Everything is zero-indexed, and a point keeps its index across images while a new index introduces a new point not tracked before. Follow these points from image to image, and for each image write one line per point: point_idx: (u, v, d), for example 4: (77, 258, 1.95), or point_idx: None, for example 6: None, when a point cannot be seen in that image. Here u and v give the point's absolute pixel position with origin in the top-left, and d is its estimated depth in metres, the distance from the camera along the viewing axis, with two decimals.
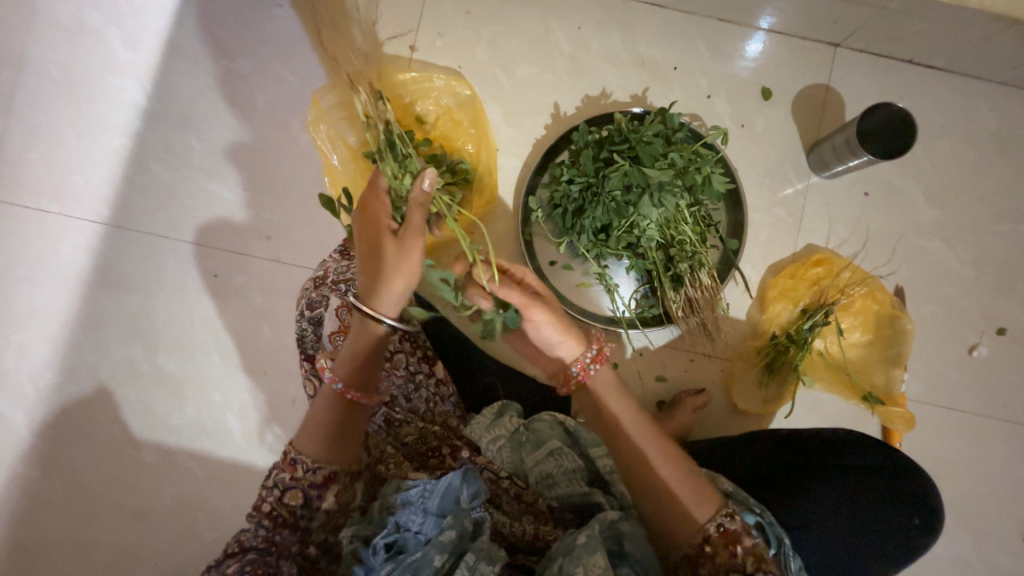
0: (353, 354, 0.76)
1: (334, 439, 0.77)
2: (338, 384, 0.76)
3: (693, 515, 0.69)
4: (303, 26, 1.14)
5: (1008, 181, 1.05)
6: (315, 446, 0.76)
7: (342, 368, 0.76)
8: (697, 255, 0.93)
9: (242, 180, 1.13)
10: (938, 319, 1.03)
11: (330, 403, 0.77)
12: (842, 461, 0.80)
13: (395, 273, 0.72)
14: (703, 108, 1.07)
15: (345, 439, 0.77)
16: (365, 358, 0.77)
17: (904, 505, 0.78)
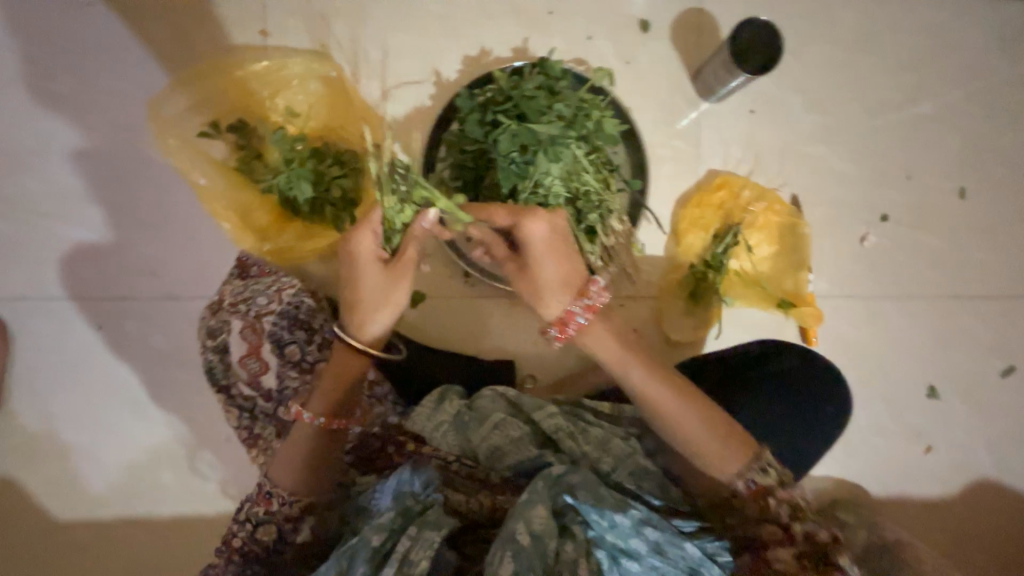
0: (327, 389, 0.79)
1: (308, 476, 0.79)
2: (319, 417, 0.77)
3: (717, 466, 0.75)
4: (128, 25, 0.98)
5: (872, 77, 1.11)
6: (290, 480, 0.78)
7: (318, 405, 0.77)
8: (603, 203, 0.93)
9: (103, 216, 0.99)
10: (831, 218, 1.11)
11: (304, 438, 0.77)
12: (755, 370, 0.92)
13: (376, 302, 0.77)
14: (587, 51, 1.05)
15: (318, 474, 0.79)
16: (342, 394, 0.79)
17: (805, 395, 0.92)
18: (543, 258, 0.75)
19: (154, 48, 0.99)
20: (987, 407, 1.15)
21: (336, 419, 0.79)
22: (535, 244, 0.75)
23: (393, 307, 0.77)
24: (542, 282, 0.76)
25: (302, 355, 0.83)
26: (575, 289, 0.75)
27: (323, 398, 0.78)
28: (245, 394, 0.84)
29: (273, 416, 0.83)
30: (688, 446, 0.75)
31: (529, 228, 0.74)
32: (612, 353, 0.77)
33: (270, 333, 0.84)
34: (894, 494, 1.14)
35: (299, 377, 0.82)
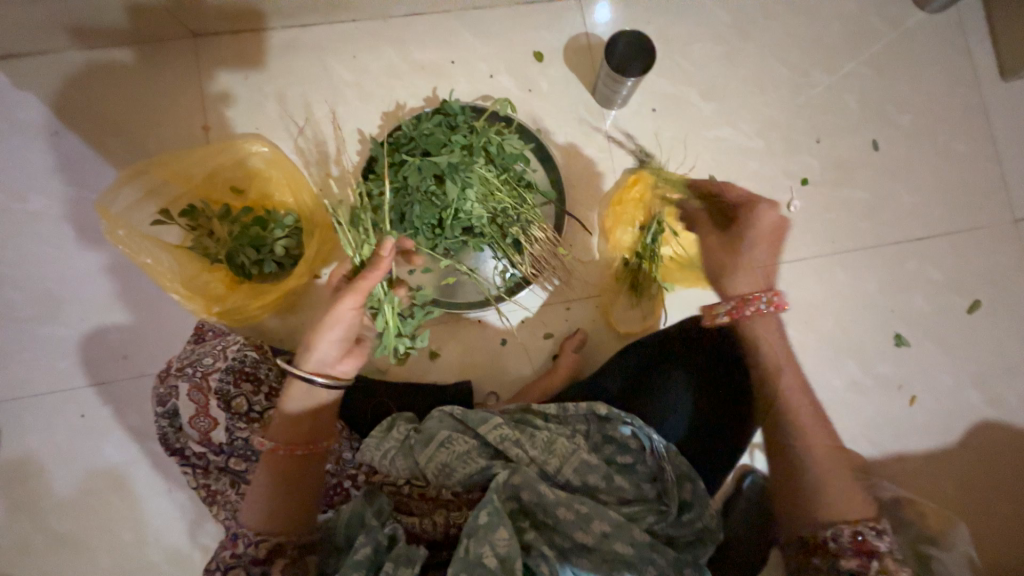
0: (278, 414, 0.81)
1: (273, 508, 0.77)
2: (265, 442, 0.79)
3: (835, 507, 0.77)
4: (89, 143, 1.13)
5: (760, 59, 1.20)
6: (258, 516, 0.76)
7: (275, 430, 0.80)
8: (522, 216, 1.00)
9: (78, 312, 1.09)
10: (752, 191, 1.15)
11: (261, 468, 0.79)
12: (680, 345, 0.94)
13: (319, 328, 0.78)
14: (490, 87, 1.16)
15: (286, 504, 0.78)
16: (297, 419, 0.81)
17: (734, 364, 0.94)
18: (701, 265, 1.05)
19: (112, 158, 1.12)
20: (959, 346, 1.13)
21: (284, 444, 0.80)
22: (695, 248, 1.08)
23: (341, 323, 0.78)
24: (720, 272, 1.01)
25: (250, 406, 0.87)
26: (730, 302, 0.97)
27: (281, 427, 0.81)
28: (199, 451, 0.88)
29: (225, 468, 0.86)
30: (823, 492, 0.80)
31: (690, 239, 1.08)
32: (773, 357, 0.95)
33: (217, 390, 0.88)
34: (889, 453, 1.10)
35: (248, 428, 0.86)
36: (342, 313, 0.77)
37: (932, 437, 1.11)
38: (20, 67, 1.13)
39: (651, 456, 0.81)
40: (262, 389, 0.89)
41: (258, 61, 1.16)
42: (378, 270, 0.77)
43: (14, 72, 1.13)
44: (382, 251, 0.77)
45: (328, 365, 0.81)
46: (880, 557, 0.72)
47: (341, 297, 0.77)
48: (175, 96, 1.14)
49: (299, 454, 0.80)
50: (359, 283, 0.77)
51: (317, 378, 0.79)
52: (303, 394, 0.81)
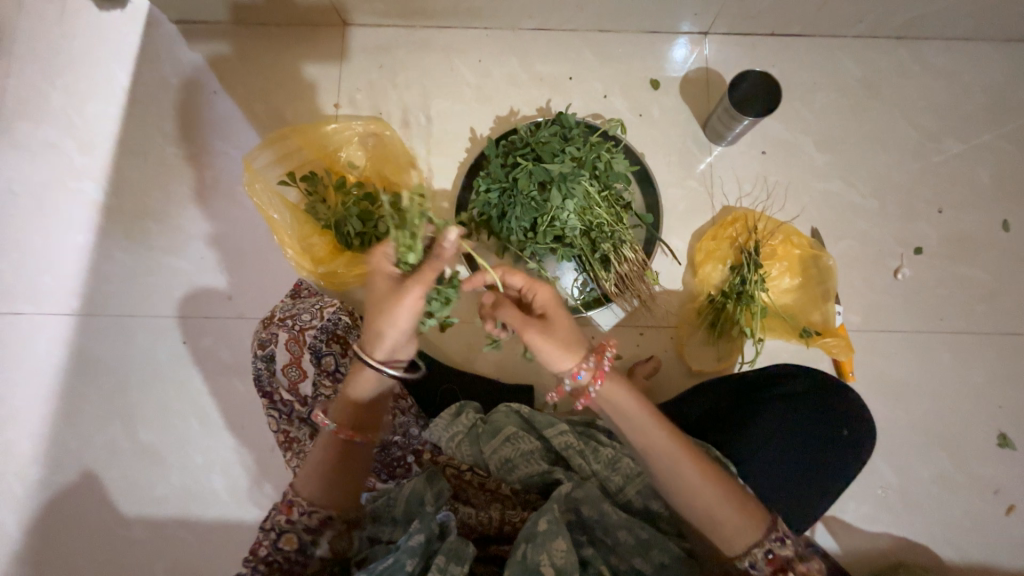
0: (344, 397, 0.80)
1: (330, 483, 0.77)
2: (331, 424, 0.77)
3: (735, 544, 0.68)
4: (238, 105, 1.27)
5: (886, 117, 1.15)
6: (313, 488, 0.77)
7: (338, 414, 0.78)
8: (616, 233, 1.01)
9: (198, 250, 1.21)
10: (858, 251, 1.10)
11: (324, 447, 0.77)
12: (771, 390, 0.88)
13: (377, 321, 0.75)
14: (603, 107, 1.19)
15: (342, 482, 0.78)
16: (359, 404, 0.80)
17: (835, 418, 0.86)
18: (556, 319, 0.73)
19: (254, 121, 1.26)
20: None
21: (348, 429, 0.78)
22: (547, 308, 0.74)
23: (407, 316, 0.74)
24: (555, 337, 0.71)
25: (336, 366, 0.94)
26: (575, 357, 0.71)
27: (342, 409, 0.79)
28: (287, 398, 0.93)
29: (308, 420, 0.91)
30: (706, 519, 0.68)
31: (541, 293, 0.75)
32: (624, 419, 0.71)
33: (311, 346, 0.94)
34: (971, 561, 0.99)
35: (331, 386, 0.92)
36: (409, 305, 0.74)
37: None
38: (196, 32, 1.30)
39: None
40: (348, 352, 0.96)
41: (394, 54, 1.26)
42: (441, 260, 0.76)
43: (191, 37, 1.30)
44: (445, 243, 0.74)
45: (397, 354, 0.79)
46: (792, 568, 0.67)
47: (404, 292, 0.74)
48: (316, 75, 1.26)
49: (360, 442, 0.79)
50: (422, 274, 0.74)
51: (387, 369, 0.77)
52: (371, 379, 0.79)
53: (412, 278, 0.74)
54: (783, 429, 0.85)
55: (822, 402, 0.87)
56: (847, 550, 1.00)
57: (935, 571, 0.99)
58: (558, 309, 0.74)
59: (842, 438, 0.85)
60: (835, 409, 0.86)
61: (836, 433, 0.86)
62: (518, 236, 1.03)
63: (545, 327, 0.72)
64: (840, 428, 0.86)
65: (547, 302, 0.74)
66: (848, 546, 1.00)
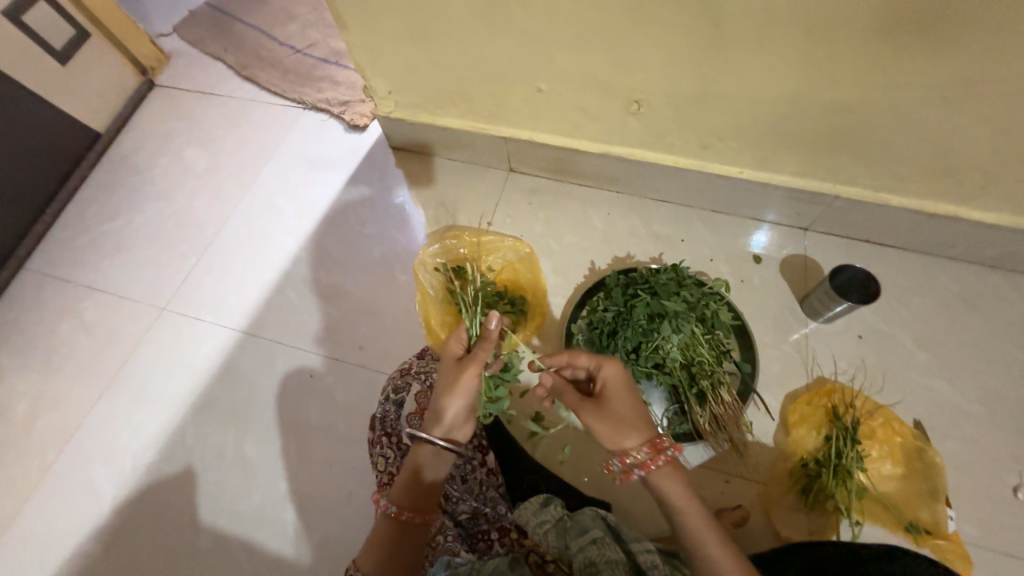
0: (404, 482, 0.87)
1: (387, 558, 0.83)
2: (393, 506, 0.85)
3: None
4: (415, 207, 1.65)
5: (987, 332, 1.22)
6: (371, 560, 0.83)
7: (396, 494, 0.86)
8: (715, 373, 1.11)
9: (350, 305, 1.48)
10: (966, 455, 1.08)
11: (386, 527, 0.85)
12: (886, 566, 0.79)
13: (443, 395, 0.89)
14: (707, 267, 1.40)
15: (398, 558, 0.84)
16: (415, 488, 0.87)
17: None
18: (610, 399, 0.86)
19: (424, 221, 1.62)
20: None
21: (408, 511, 0.86)
22: (608, 387, 0.87)
23: (465, 393, 0.88)
24: (616, 420, 0.84)
25: None
26: (645, 435, 0.83)
27: (397, 494, 0.86)
28: (403, 442, 1.03)
29: None
30: None
31: (608, 370, 0.89)
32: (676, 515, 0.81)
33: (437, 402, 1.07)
34: None
35: None
36: (466, 382, 0.88)
37: None
38: (403, 152, 1.75)
39: None
40: None
41: (542, 196, 1.61)
42: (486, 342, 0.93)
43: (398, 156, 1.76)
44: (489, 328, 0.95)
45: (455, 430, 0.90)
46: None
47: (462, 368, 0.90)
48: (480, 198, 1.63)
49: (416, 523, 0.86)
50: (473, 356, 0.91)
51: (439, 441, 0.87)
52: (430, 458, 0.88)
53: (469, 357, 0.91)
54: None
55: None
56: None
57: None
58: (612, 392, 0.87)
59: None
60: None
61: None
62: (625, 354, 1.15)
63: (586, 407, 0.87)
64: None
65: (610, 379, 0.88)
66: None
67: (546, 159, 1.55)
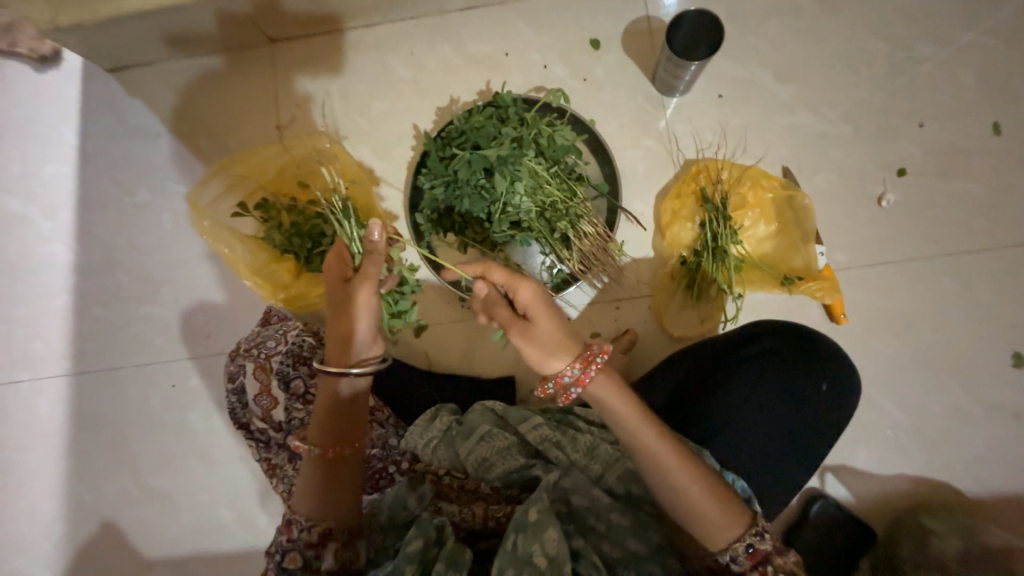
0: (322, 417, 0.80)
1: (324, 498, 0.77)
2: (315, 447, 0.78)
3: (717, 538, 0.69)
4: (181, 143, 1.25)
5: (848, 33, 1.06)
6: (309, 504, 0.76)
7: (316, 431, 0.79)
8: (572, 209, 0.97)
9: (172, 294, 1.23)
10: (835, 183, 1.03)
11: (313, 469, 0.78)
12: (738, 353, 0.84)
13: (338, 323, 0.80)
14: (543, 78, 1.13)
15: (334, 495, 0.77)
16: (334, 417, 0.80)
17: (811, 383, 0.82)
18: (538, 321, 0.74)
19: (201, 156, 1.25)
20: None
21: (334, 446, 0.79)
22: (529, 309, 0.74)
23: (368, 310, 0.80)
24: (543, 343, 0.73)
25: (306, 388, 0.89)
26: (578, 350, 0.73)
27: (316, 432, 0.79)
28: (262, 426, 0.91)
29: (285, 444, 0.89)
30: (691, 517, 0.70)
31: (528, 290, 0.75)
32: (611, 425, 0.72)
33: (280, 371, 0.90)
34: (992, 489, 0.95)
35: (304, 409, 0.88)
36: (364, 299, 0.79)
37: None
38: (127, 76, 1.27)
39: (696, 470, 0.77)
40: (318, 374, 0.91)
41: (326, 64, 1.22)
42: (377, 253, 0.80)
43: (123, 82, 1.28)
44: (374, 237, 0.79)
45: (365, 353, 0.83)
46: (770, 561, 0.68)
47: (356, 285, 0.80)
48: (253, 99, 1.23)
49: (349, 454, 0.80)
50: (367, 271, 0.80)
51: (354, 371, 0.79)
52: (344, 386, 0.80)
53: (361, 273, 0.80)
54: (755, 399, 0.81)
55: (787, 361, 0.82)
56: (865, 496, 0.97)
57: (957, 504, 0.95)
58: (537, 311, 0.74)
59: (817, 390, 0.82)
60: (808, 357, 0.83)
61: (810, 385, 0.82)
62: None
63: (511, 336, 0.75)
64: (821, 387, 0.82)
65: (530, 301, 0.74)
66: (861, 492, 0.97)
67: (298, 8, 1.12)
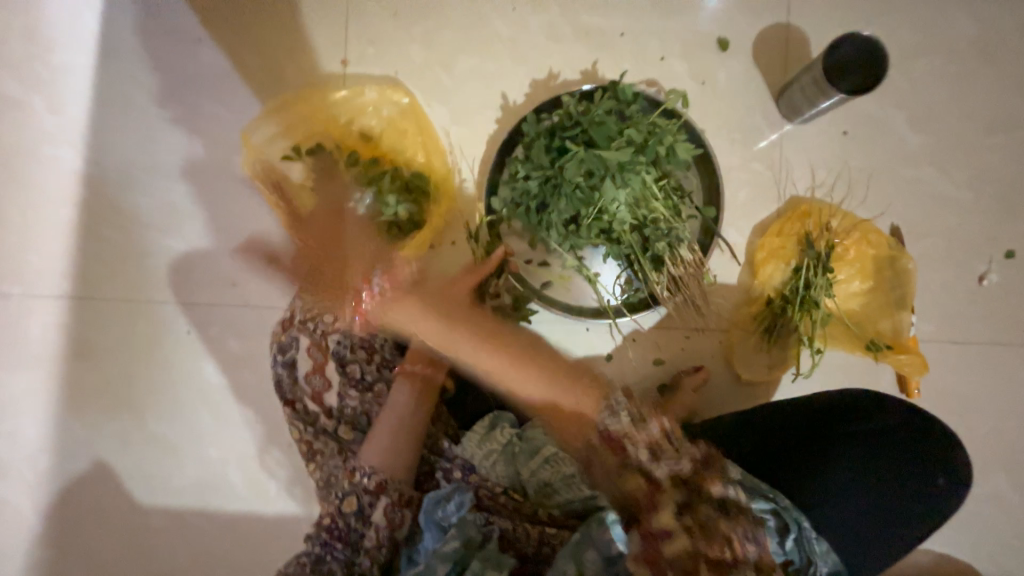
0: (405, 376, 0.82)
1: (393, 453, 0.76)
2: (397, 400, 0.80)
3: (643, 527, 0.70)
4: (228, 58, 1.08)
5: (992, 93, 0.98)
6: (376, 454, 0.76)
7: (400, 386, 0.81)
8: (673, 230, 0.88)
9: (198, 230, 1.09)
10: (941, 251, 0.97)
11: (388, 421, 0.78)
12: (849, 427, 0.77)
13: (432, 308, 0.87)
14: (658, 71, 1.00)
15: (402, 451, 0.77)
16: (416, 377, 0.82)
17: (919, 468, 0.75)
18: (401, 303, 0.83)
19: (249, 77, 1.08)
20: None
21: (413, 404, 0.80)
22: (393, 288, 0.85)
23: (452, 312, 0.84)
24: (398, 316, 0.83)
25: (362, 374, 0.85)
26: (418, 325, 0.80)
27: (399, 404, 0.80)
28: (309, 407, 0.85)
29: (333, 433, 0.83)
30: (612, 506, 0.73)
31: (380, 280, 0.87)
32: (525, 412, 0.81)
33: (335, 350, 0.87)
34: None
35: (358, 397, 0.84)
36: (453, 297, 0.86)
37: None
38: None
39: (793, 541, 0.69)
40: (374, 360, 0.86)
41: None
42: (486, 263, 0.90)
43: None
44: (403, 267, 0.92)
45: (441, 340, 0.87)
46: None
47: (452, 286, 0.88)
48: (320, 23, 1.06)
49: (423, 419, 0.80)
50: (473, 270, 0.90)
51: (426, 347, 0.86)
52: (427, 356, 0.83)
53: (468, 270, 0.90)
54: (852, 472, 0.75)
55: (900, 442, 0.76)
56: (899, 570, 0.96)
57: None
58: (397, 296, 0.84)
59: (924, 482, 0.75)
60: (922, 444, 0.76)
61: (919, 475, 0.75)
62: (563, 235, 0.89)
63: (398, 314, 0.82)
64: (931, 476, 0.75)
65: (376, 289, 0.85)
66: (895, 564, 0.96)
67: None
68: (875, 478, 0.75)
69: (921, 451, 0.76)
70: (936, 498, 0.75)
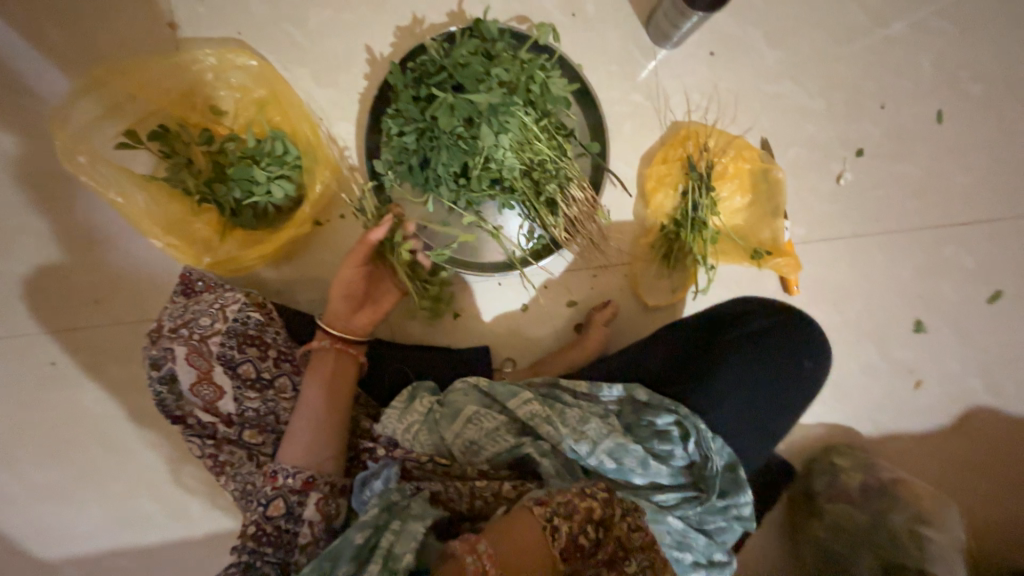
0: (315, 370, 0.78)
1: (316, 447, 0.74)
2: (309, 397, 0.76)
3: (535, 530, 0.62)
4: (21, 35, 0.90)
5: (833, 3, 1.05)
6: (296, 453, 0.73)
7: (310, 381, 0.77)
8: (561, 170, 0.88)
9: (35, 247, 0.93)
10: (805, 157, 1.05)
11: (304, 418, 0.74)
12: (737, 330, 0.85)
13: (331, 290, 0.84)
14: (527, 6, 0.96)
15: (325, 443, 0.74)
16: (327, 367, 0.78)
17: (794, 356, 0.83)
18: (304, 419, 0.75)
19: (55, 56, 0.90)
20: (985, 337, 1.10)
21: (329, 396, 0.76)
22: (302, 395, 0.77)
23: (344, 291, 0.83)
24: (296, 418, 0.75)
25: (259, 373, 0.79)
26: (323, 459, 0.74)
27: (313, 402, 0.75)
28: (206, 420, 0.78)
29: (239, 439, 0.78)
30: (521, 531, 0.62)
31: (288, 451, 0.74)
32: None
33: (221, 354, 0.77)
34: (901, 436, 1.10)
35: (259, 397, 0.78)
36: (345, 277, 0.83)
37: (943, 416, 1.10)
38: None
39: (695, 446, 0.76)
40: (270, 354, 0.80)
41: None
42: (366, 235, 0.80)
43: None
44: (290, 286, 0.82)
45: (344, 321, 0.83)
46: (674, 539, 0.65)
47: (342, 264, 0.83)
48: None
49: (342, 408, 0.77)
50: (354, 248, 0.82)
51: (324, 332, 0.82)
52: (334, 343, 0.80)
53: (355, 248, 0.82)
54: (739, 372, 0.82)
55: (780, 335, 0.84)
56: (801, 446, 1.08)
57: (868, 449, 1.09)
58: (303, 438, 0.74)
59: (804, 368, 0.84)
60: (799, 334, 0.84)
61: (799, 363, 0.84)
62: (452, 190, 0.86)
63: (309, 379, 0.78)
64: (803, 360, 0.84)
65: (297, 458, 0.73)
66: (798, 441, 1.08)
67: None
68: (763, 372, 0.82)
69: (798, 339, 0.84)
70: (812, 379, 0.85)
